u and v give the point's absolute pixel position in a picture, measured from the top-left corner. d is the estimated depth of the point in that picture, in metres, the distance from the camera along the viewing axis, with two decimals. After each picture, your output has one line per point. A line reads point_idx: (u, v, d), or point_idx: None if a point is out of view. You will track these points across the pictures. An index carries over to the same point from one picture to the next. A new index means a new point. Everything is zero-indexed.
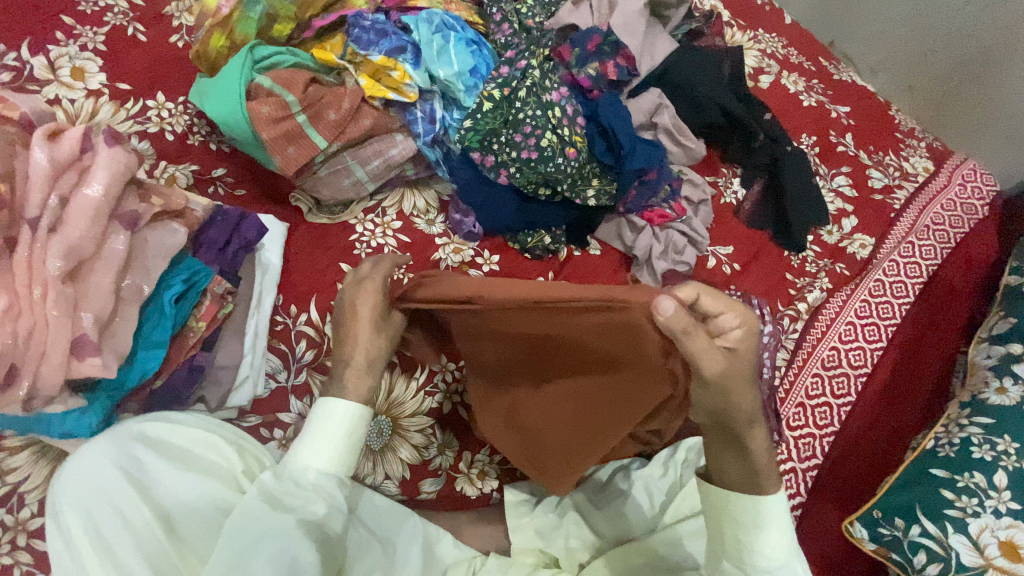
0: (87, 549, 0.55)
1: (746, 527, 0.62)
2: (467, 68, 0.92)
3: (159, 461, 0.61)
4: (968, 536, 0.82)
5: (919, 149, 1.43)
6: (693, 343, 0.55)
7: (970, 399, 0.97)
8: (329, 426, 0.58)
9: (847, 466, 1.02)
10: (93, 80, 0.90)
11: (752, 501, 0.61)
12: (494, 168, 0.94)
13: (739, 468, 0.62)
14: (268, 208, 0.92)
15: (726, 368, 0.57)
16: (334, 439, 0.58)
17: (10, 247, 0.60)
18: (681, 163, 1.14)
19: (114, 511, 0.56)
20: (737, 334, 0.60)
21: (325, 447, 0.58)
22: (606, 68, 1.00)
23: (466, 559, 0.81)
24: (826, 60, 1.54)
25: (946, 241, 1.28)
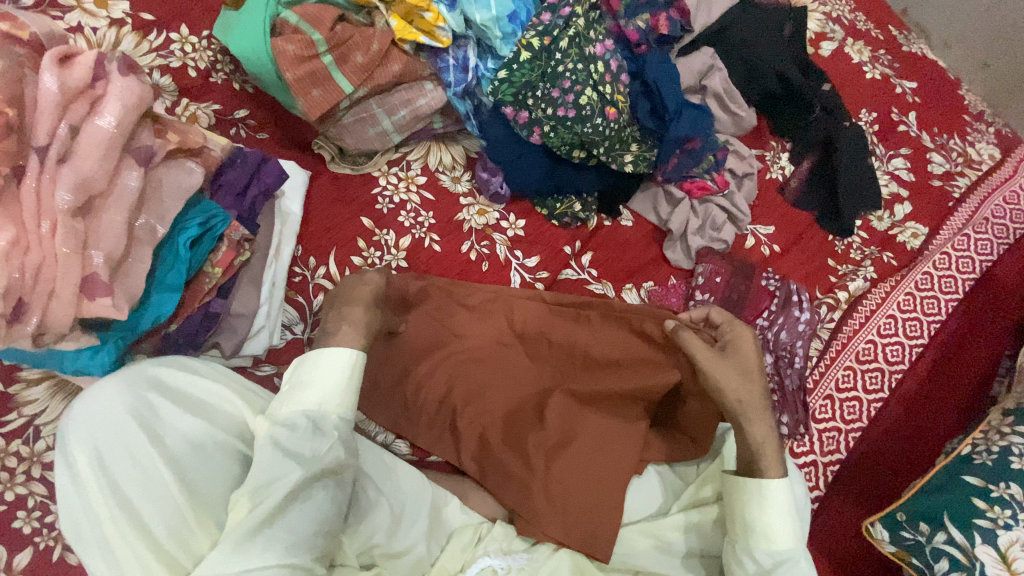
0: (93, 489, 0.54)
1: (750, 508, 0.69)
2: (505, 13, 0.84)
3: (170, 406, 0.60)
4: (997, 548, 0.77)
5: (987, 134, 1.31)
6: (688, 338, 0.75)
7: (1015, 406, 0.91)
8: (320, 376, 0.60)
9: (869, 461, 0.97)
10: (117, 8, 0.86)
11: (756, 485, 0.69)
12: (527, 125, 0.88)
13: (744, 451, 0.72)
14: (290, 154, 0.90)
15: (723, 370, 0.73)
16: (333, 387, 0.61)
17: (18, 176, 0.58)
18: (727, 133, 1.06)
19: (123, 450, 0.56)
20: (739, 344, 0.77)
21: (332, 387, 0.61)
22: (658, 20, 0.93)
23: (472, 524, 0.77)
24: (896, 28, 1.41)
25: (1004, 237, 1.19)
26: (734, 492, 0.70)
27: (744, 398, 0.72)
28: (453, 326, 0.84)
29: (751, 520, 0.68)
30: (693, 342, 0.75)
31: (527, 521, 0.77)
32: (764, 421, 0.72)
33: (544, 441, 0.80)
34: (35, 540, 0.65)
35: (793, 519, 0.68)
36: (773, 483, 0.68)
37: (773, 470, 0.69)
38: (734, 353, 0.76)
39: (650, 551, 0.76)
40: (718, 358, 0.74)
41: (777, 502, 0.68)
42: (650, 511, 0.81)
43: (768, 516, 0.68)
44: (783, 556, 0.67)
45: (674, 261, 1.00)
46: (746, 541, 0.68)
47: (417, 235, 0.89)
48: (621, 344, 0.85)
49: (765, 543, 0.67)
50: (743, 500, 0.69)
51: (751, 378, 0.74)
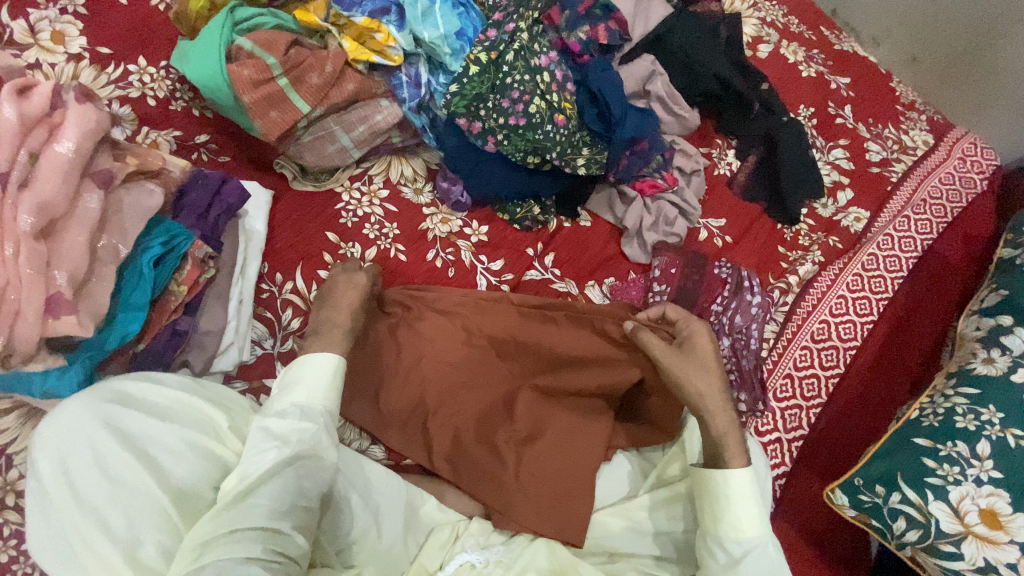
0: (61, 499, 0.56)
1: (718, 502, 0.71)
2: (453, 31, 0.89)
3: (137, 414, 0.62)
4: (948, 503, 0.82)
5: (919, 122, 1.40)
6: (647, 337, 0.79)
7: (957, 369, 0.96)
8: (308, 376, 0.68)
9: (829, 437, 1.02)
10: (74, 44, 0.89)
11: (721, 475, 0.71)
12: (481, 134, 0.92)
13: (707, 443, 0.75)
14: (253, 175, 0.92)
15: (681, 365, 0.78)
16: (321, 381, 0.68)
17: None
18: (674, 134, 1.12)
19: (90, 459, 0.57)
20: (695, 341, 0.81)
21: (317, 386, 0.68)
22: (597, 32, 0.98)
23: (450, 522, 0.80)
24: (827, 29, 1.50)
25: (942, 216, 1.27)
26: (704, 488, 0.73)
27: (705, 393, 0.76)
28: (419, 330, 0.86)
29: (718, 514, 0.71)
30: (653, 342, 0.79)
31: (501, 514, 0.79)
32: (726, 413, 0.76)
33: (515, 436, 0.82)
34: (12, 569, 0.65)
35: (760, 509, 0.71)
36: (737, 473, 0.71)
37: (736, 460, 0.72)
38: (693, 350, 0.80)
39: (623, 532, 0.79)
40: (678, 355, 0.78)
41: (744, 495, 0.71)
42: (619, 496, 0.84)
43: (736, 509, 0.70)
44: (751, 545, 0.69)
45: (632, 257, 1.04)
46: (717, 531, 0.70)
47: (382, 245, 0.92)
48: (583, 342, 0.86)
49: (735, 533, 0.69)
50: (712, 497, 0.72)
51: (710, 372, 0.78)
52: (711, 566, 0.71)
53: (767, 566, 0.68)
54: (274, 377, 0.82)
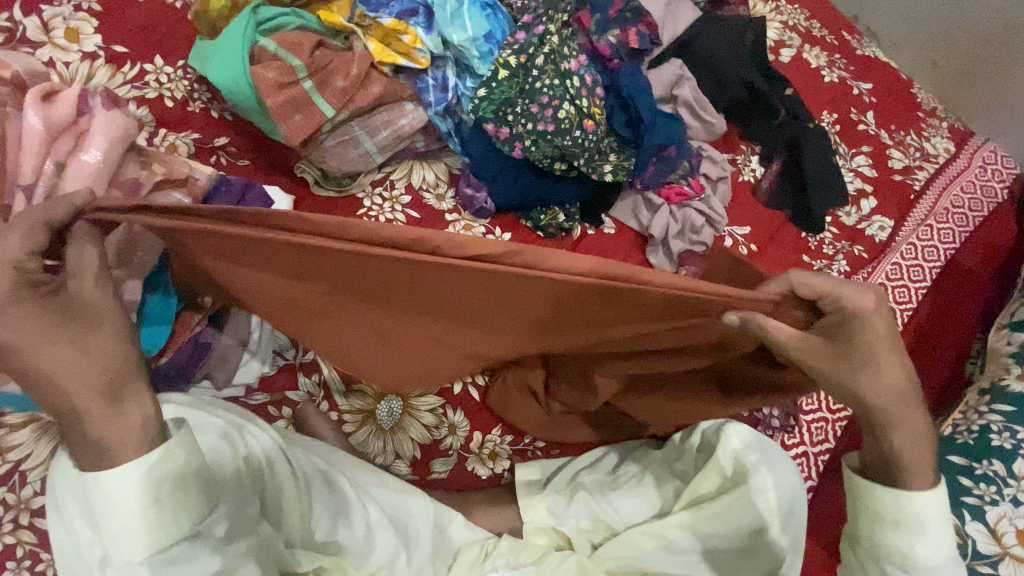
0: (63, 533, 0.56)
1: (887, 525, 0.60)
2: (482, 33, 0.87)
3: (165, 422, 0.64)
4: (985, 524, 0.80)
5: (941, 129, 1.38)
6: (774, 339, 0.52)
7: (990, 386, 0.94)
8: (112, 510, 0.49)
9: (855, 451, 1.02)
10: (89, 42, 0.86)
11: (889, 497, 0.60)
12: (508, 140, 0.89)
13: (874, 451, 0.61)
14: (271, 179, 0.89)
15: (820, 364, 0.55)
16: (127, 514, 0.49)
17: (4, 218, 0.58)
18: (700, 139, 1.10)
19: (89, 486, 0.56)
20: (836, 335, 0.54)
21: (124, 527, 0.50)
22: (627, 35, 0.94)
23: (478, 541, 0.79)
24: (849, 33, 1.48)
25: (966, 225, 1.25)
26: (862, 504, 0.62)
27: (875, 406, 0.57)
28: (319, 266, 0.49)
29: (881, 536, 0.61)
30: (798, 350, 0.53)
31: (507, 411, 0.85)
32: (913, 426, 0.59)
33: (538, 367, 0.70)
34: None
35: (945, 531, 0.60)
36: (919, 497, 0.59)
37: (920, 482, 0.59)
38: (851, 361, 0.55)
39: (656, 552, 0.76)
40: (818, 358, 0.54)
41: (924, 521, 0.59)
42: (651, 512, 0.82)
43: (917, 541, 0.59)
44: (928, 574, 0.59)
45: (657, 265, 1.02)
46: (877, 551, 0.61)
47: None
48: (623, 301, 0.51)
49: (900, 558, 0.59)
50: (873, 515, 0.61)
51: (900, 400, 0.57)
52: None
53: None
54: (296, 389, 0.80)
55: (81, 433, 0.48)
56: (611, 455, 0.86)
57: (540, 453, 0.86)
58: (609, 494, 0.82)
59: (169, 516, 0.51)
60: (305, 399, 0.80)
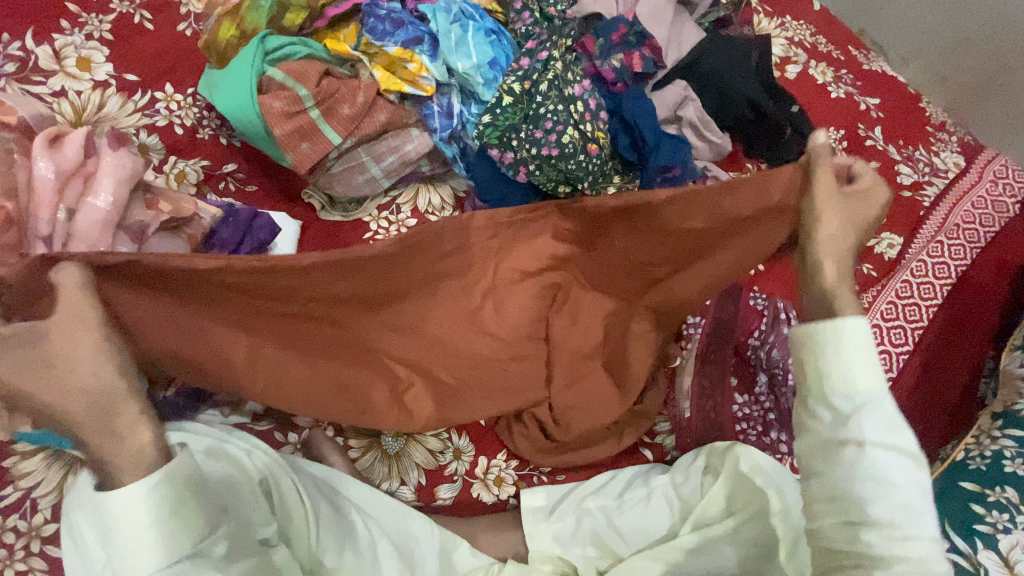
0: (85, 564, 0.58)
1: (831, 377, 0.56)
2: (485, 60, 0.88)
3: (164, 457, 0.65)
4: (999, 552, 0.76)
5: (950, 143, 1.37)
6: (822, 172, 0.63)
7: (1003, 411, 0.93)
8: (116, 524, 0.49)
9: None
10: (100, 71, 0.88)
11: (830, 327, 0.57)
12: (513, 164, 0.90)
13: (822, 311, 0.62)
14: (279, 205, 0.90)
15: (827, 204, 0.63)
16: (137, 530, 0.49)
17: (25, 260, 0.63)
18: (705, 159, 1.09)
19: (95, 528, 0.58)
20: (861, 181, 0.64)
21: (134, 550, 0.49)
22: (631, 59, 0.95)
23: (483, 566, 0.78)
24: (855, 48, 1.47)
25: (977, 241, 1.24)
26: (806, 350, 0.59)
27: (835, 237, 0.63)
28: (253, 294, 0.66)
29: (820, 369, 0.57)
30: (822, 175, 0.64)
31: (559, 426, 0.86)
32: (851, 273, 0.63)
33: (487, 318, 0.86)
34: None
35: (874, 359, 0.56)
36: (851, 321, 0.57)
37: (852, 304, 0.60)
38: (847, 196, 0.64)
39: None
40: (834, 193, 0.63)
41: (855, 345, 0.56)
42: (656, 538, 0.81)
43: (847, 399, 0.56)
44: (868, 400, 0.55)
45: None
46: (818, 389, 0.58)
47: None
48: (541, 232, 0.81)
49: (841, 385, 0.56)
50: (816, 349, 0.58)
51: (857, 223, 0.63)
52: (816, 430, 0.58)
53: (885, 420, 0.55)
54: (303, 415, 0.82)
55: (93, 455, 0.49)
56: (615, 480, 0.85)
57: (545, 479, 0.86)
58: (615, 520, 0.81)
59: (172, 536, 0.50)
60: (311, 423, 0.82)
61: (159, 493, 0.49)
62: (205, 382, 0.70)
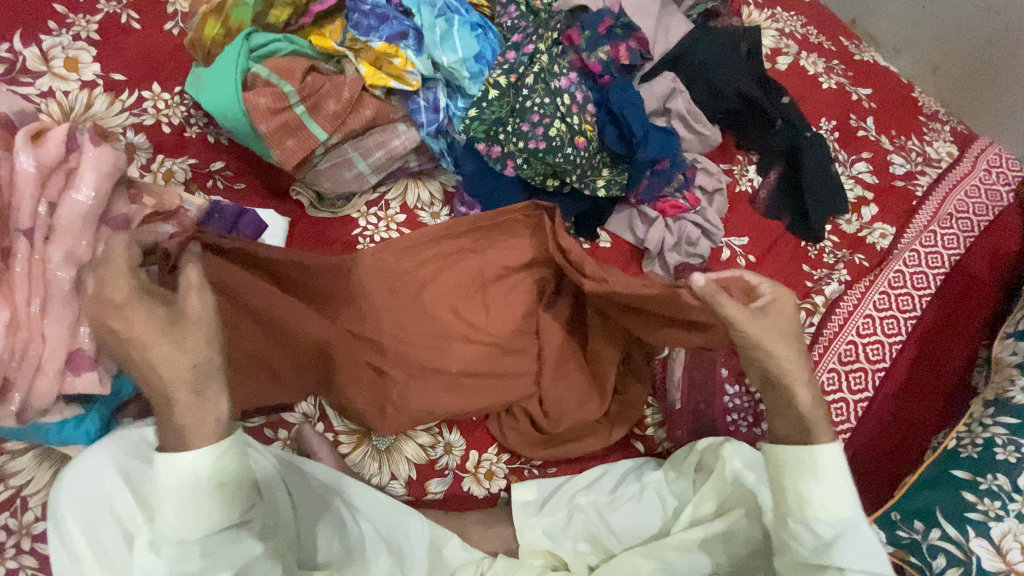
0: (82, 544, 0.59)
1: (805, 480, 0.61)
2: (471, 54, 0.88)
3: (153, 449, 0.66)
4: (991, 540, 0.77)
5: (943, 133, 1.36)
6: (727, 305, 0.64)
7: (995, 398, 0.92)
8: (170, 491, 0.51)
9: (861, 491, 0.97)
10: (87, 71, 0.88)
11: (805, 452, 0.61)
12: (500, 159, 0.90)
13: (793, 425, 0.63)
14: (267, 202, 0.90)
15: (757, 335, 0.63)
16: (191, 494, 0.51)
17: (12, 257, 0.63)
18: (695, 152, 1.09)
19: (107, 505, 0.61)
20: (767, 298, 0.66)
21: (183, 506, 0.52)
22: (618, 51, 0.95)
23: (474, 560, 0.79)
24: (847, 39, 1.47)
25: (970, 230, 1.23)
26: (776, 468, 0.64)
27: (788, 367, 0.63)
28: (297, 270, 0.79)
29: (802, 492, 0.62)
30: (731, 309, 0.64)
31: (549, 419, 0.85)
32: (810, 384, 0.64)
33: (476, 316, 0.88)
34: None
35: (849, 484, 0.61)
36: (826, 450, 0.61)
37: (824, 434, 0.62)
38: (764, 319, 0.65)
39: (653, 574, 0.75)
40: (767, 324, 0.64)
41: (832, 471, 0.61)
42: (649, 534, 0.81)
43: (817, 492, 0.61)
44: (844, 527, 0.60)
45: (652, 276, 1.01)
46: (799, 512, 0.62)
47: None
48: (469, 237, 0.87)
49: (824, 513, 0.61)
50: (797, 474, 0.62)
51: (792, 339, 0.65)
52: (798, 550, 0.64)
53: (862, 544, 0.61)
54: (293, 411, 0.82)
55: (167, 418, 0.50)
56: (607, 475, 0.85)
57: (536, 472, 0.86)
58: (607, 516, 0.81)
59: (218, 507, 0.53)
60: (301, 420, 0.82)
61: (223, 467, 0.52)
62: (255, 355, 0.78)
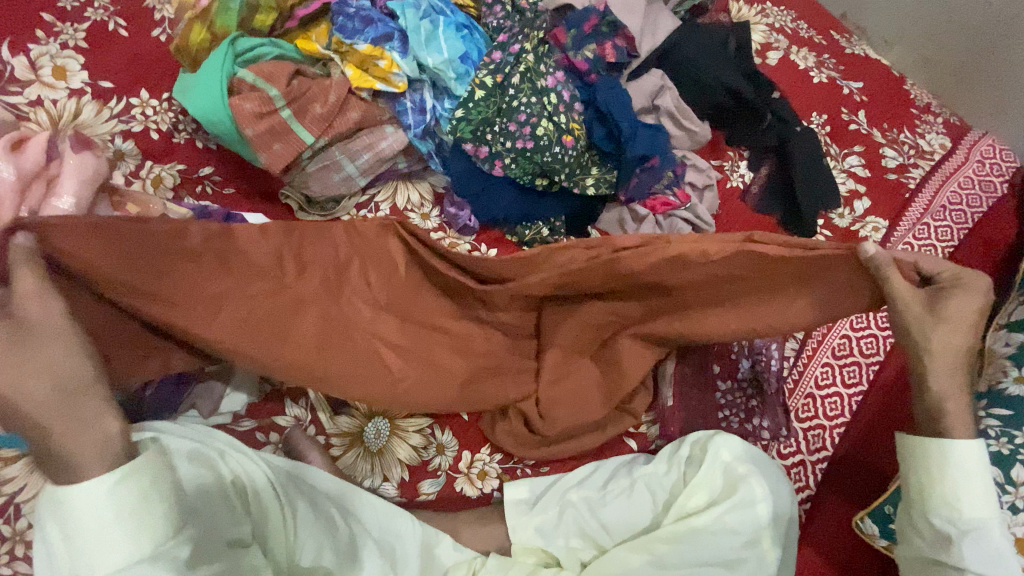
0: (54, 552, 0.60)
1: (935, 477, 0.68)
2: (457, 55, 0.88)
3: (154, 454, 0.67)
4: None
5: (935, 125, 1.36)
6: (894, 286, 0.65)
7: (987, 390, 0.92)
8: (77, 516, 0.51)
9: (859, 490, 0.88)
10: (75, 79, 0.88)
11: (939, 447, 0.68)
12: (488, 159, 0.91)
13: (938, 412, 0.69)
14: (257, 206, 0.91)
15: (926, 317, 0.66)
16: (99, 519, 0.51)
17: None
18: (684, 148, 1.09)
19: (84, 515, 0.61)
20: (951, 285, 0.66)
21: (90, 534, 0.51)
22: (604, 50, 0.95)
23: (466, 560, 0.79)
24: (837, 32, 1.47)
25: (964, 222, 1.23)
26: (911, 458, 0.70)
27: (941, 349, 0.66)
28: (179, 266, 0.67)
29: (930, 488, 0.68)
30: (902, 292, 0.65)
31: (541, 419, 0.85)
32: (955, 376, 0.68)
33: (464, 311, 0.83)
34: None
35: (985, 490, 0.67)
36: (965, 446, 0.67)
37: (962, 432, 0.67)
38: (937, 310, 0.66)
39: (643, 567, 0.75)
40: (938, 312, 0.66)
41: (970, 470, 0.67)
42: (640, 529, 0.81)
43: (959, 491, 0.67)
44: (973, 524, 0.66)
45: None
46: (925, 505, 0.69)
47: None
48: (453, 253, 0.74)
49: (951, 510, 0.67)
50: (923, 466, 0.69)
51: (963, 330, 0.66)
52: (918, 545, 0.70)
53: (988, 547, 0.66)
54: (282, 415, 0.82)
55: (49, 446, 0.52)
56: (598, 472, 0.85)
57: (529, 471, 0.86)
58: (598, 512, 0.81)
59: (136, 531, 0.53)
60: (291, 424, 0.82)
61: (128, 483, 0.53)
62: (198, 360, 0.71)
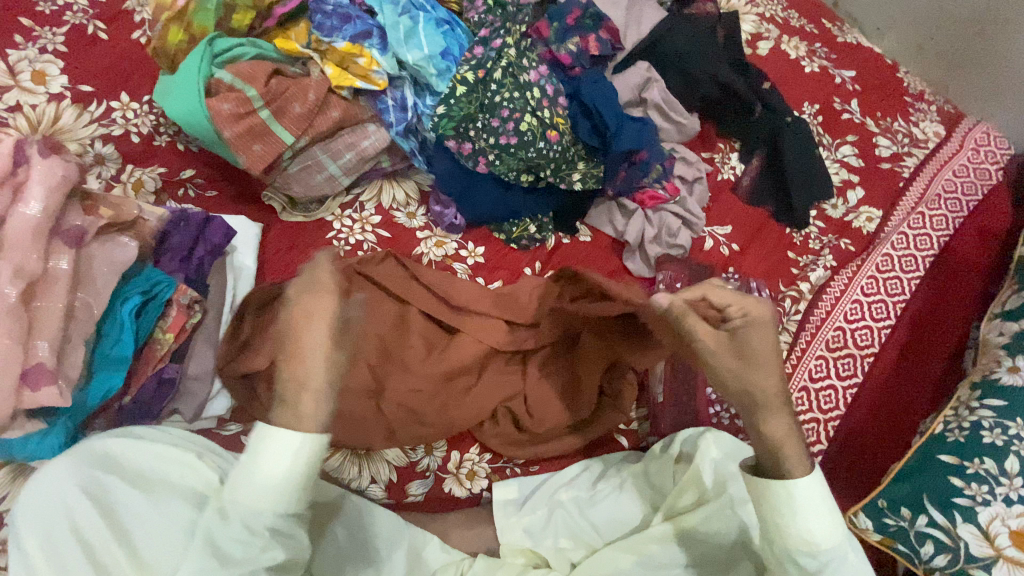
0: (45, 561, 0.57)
1: (785, 513, 0.62)
2: (438, 51, 0.87)
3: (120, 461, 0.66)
4: (978, 525, 0.76)
5: (929, 112, 1.34)
6: (697, 327, 0.64)
7: (981, 380, 0.91)
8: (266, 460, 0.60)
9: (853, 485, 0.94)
10: (54, 83, 0.87)
11: (781, 487, 0.61)
12: (472, 155, 0.90)
13: (792, 454, 0.62)
14: (240, 208, 0.90)
15: (729, 358, 0.63)
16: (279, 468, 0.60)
17: None
18: (672, 141, 1.08)
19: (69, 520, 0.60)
20: (740, 320, 0.64)
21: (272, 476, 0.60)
22: (587, 42, 0.94)
23: (454, 561, 0.78)
24: (829, 21, 1.45)
25: (959, 210, 1.21)
26: (763, 502, 0.63)
27: (758, 394, 0.63)
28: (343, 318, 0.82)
29: (789, 529, 0.62)
30: (702, 333, 0.64)
31: (530, 418, 0.84)
32: (786, 417, 0.63)
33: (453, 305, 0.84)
34: None
35: (831, 514, 0.62)
36: (802, 482, 0.61)
37: (799, 466, 0.62)
38: (746, 352, 0.63)
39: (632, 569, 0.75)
40: (761, 348, 0.63)
41: (815, 505, 0.61)
42: (629, 527, 0.81)
43: (803, 519, 0.61)
44: (832, 556, 0.62)
45: (635, 271, 1.00)
46: (786, 543, 0.63)
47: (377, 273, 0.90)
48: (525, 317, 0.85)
49: (804, 544, 0.62)
50: (773, 508, 0.63)
51: (777, 363, 0.63)
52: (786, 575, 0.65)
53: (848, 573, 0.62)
54: None
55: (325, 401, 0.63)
56: (588, 471, 0.84)
57: (518, 470, 0.86)
58: (586, 512, 0.81)
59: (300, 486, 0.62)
60: None
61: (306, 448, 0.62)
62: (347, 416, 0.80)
